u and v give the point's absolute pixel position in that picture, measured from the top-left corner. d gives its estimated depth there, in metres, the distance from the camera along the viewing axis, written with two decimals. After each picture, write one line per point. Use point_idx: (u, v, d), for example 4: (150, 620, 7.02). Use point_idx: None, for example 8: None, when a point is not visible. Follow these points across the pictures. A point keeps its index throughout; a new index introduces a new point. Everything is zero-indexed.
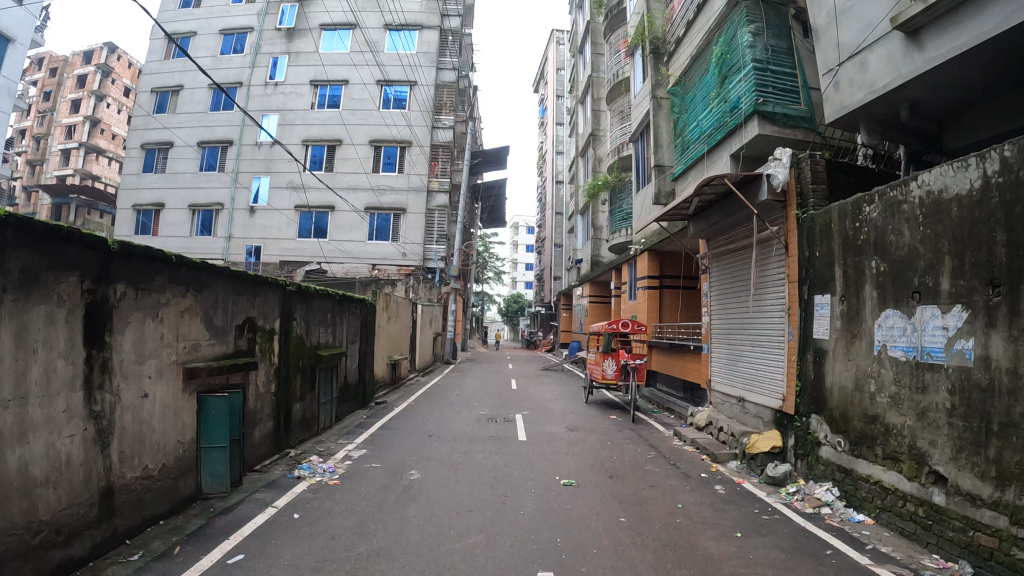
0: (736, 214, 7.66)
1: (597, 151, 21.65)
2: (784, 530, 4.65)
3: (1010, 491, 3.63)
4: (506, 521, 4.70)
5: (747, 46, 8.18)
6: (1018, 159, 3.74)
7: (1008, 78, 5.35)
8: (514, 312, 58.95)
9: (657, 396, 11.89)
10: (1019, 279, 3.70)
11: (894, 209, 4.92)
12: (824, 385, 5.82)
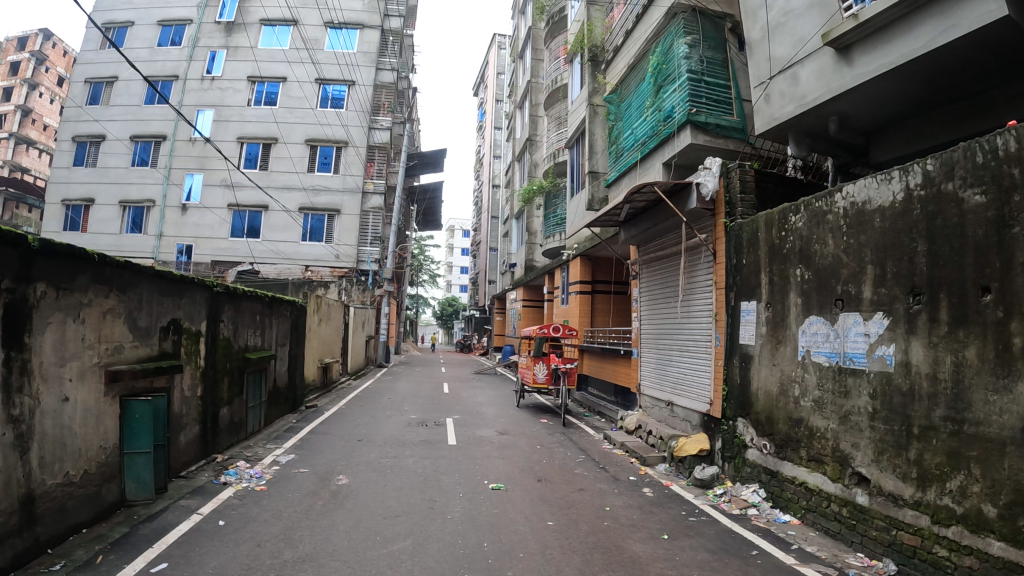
0: (665, 221, 7.82)
1: (533, 155, 21.81)
2: (711, 531, 4.76)
3: (932, 491, 3.80)
4: (435, 526, 4.66)
5: (683, 57, 8.37)
6: (940, 173, 3.92)
7: (931, 96, 5.64)
8: (450, 315, 58.80)
9: (588, 400, 12.01)
10: (939, 287, 3.88)
11: (819, 219, 5.09)
12: (750, 389, 5.97)
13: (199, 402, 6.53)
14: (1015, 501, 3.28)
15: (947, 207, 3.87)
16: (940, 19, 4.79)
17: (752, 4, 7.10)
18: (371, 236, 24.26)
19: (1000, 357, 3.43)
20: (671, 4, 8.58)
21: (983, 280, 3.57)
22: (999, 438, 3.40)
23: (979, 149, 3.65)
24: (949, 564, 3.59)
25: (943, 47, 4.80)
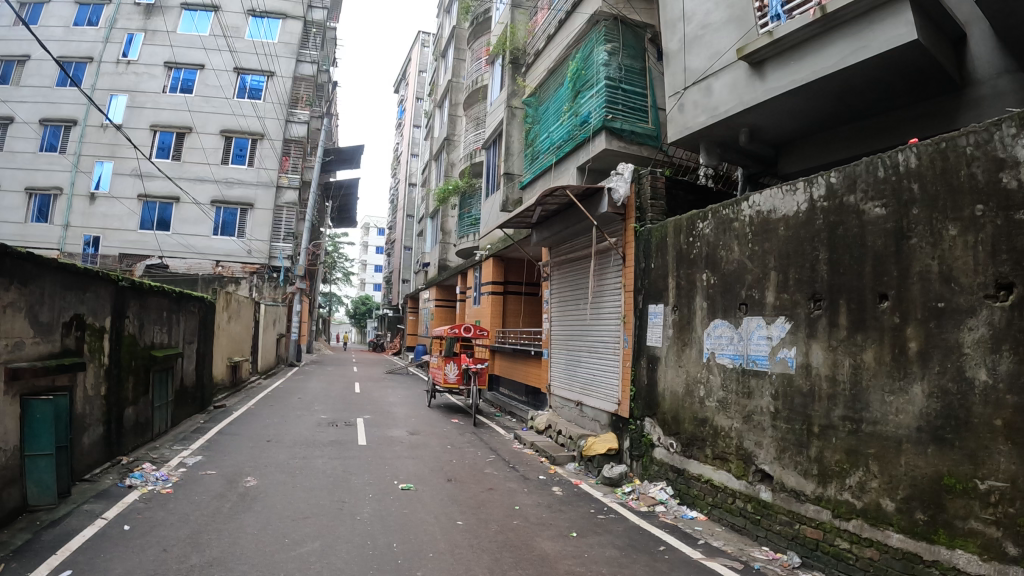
0: (577, 224, 7.94)
1: (450, 155, 21.76)
2: (620, 528, 4.87)
3: (832, 487, 4.00)
4: (344, 527, 4.60)
5: (602, 64, 8.53)
6: (843, 186, 4.14)
7: (836, 113, 5.95)
8: (365, 314, 58.00)
9: (500, 400, 12.07)
10: (838, 294, 4.10)
11: (725, 226, 5.29)
12: (657, 389, 6.15)
13: (103, 401, 6.22)
14: (912, 495, 3.50)
15: (848, 218, 4.09)
16: (850, 41, 5.06)
17: (671, 16, 7.30)
18: (284, 232, 23.68)
19: (896, 360, 3.66)
20: (595, 11, 8.71)
21: (881, 287, 3.80)
22: (895, 436, 3.63)
23: (881, 164, 3.88)
24: (851, 556, 3.79)
25: (853, 68, 5.07)
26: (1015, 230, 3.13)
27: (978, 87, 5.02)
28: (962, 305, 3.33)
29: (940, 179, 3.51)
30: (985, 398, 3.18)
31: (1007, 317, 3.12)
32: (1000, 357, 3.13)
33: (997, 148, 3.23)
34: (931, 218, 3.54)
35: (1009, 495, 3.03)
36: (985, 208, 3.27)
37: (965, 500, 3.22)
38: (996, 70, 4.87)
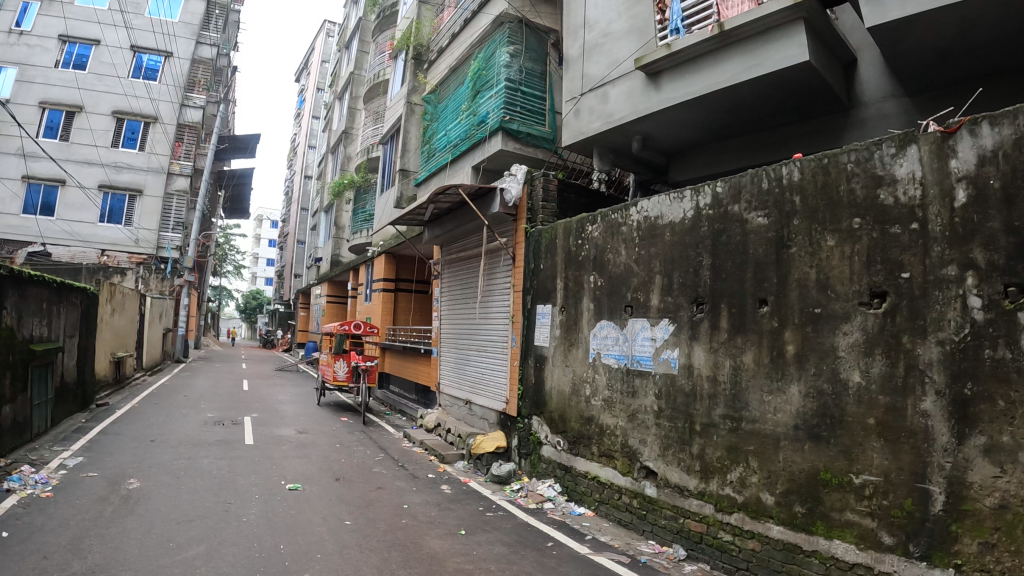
0: (469, 223, 7.94)
1: (347, 148, 21.31)
2: (508, 525, 4.92)
3: (714, 482, 4.19)
4: (230, 530, 4.42)
5: (504, 65, 8.59)
6: (729, 195, 4.34)
7: (726, 125, 6.24)
8: (255, 309, 55.97)
9: (390, 398, 11.93)
10: (720, 298, 4.30)
11: (614, 230, 5.43)
12: (544, 388, 6.26)
13: None
14: (790, 490, 3.70)
15: (732, 226, 4.29)
16: (745, 58, 5.32)
17: (573, 22, 7.43)
18: (174, 222, 22.54)
19: (774, 362, 3.88)
20: (501, 12, 8.75)
21: (761, 293, 4.02)
22: (773, 434, 3.84)
23: (765, 176, 4.09)
24: (734, 547, 3.98)
25: (746, 83, 5.33)
26: (890, 242, 3.38)
27: (864, 108, 5.39)
28: (837, 311, 3.57)
29: (821, 192, 3.74)
30: (858, 399, 3.43)
31: (880, 323, 3.37)
32: (873, 360, 3.38)
33: (877, 166, 3.48)
34: (811, 229, 3.77)
35: (881, 488, 3.28)
36: (862, 221, 3.51)
37: (840, 493, 3.45)
38: (881, 92, 5.25)
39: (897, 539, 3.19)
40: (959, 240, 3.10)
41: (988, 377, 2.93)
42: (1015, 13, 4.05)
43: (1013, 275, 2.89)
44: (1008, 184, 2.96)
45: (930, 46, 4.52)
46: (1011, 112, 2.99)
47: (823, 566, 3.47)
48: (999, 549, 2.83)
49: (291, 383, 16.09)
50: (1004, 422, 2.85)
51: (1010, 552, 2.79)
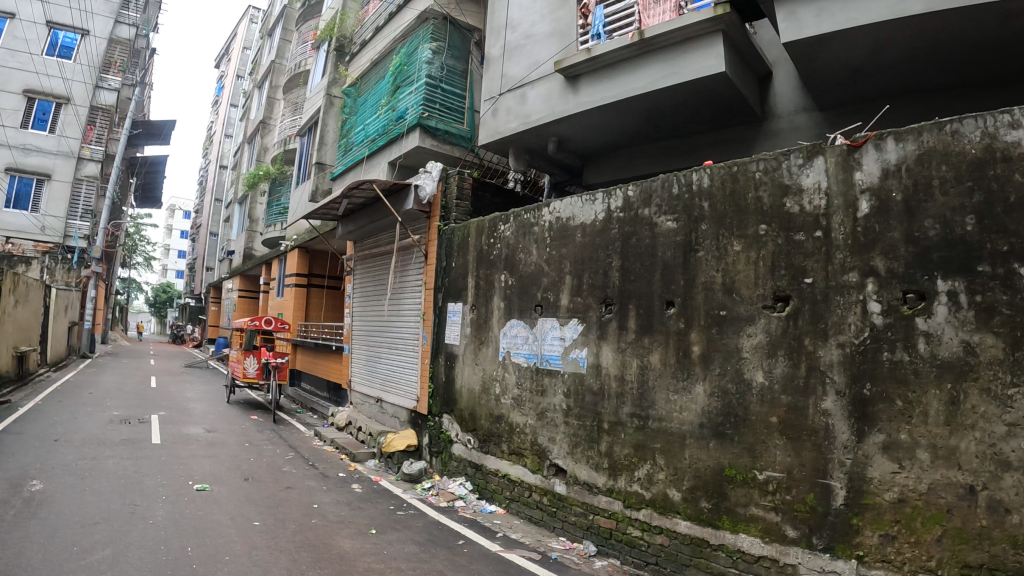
0: (383, 219, 7.82)
1: (264, 139, 20.73)
2: (419, 524, 4.90)
3: (621, 479, 4.28)
4: (136, 532, 4.23)
5: (425, 62, 8.53)
6: (639, 199, 4.44)
7: (642, 131, 6.38)
8: (164, 302, 53.74)
9: (301, 396, 11.67)
10: (628, 299, 4.40)
11: (526, 230, 5.48)
12: (454, 386, 6.26)
13: None
14: (695, 486, 3.83)
15: (641, 230, 4.39)
16: (663, 66, 5.45)
17: (496, 22, 7.46)
18: (82, 210, 21.44)
19: (680, 362, 4.00)
20: (425, 8, 8.68)
21: (668, 294, 4.13)
22: (679, 432, 3.95)
23: (676, 181, 4.20)
24: (643, 542, 4.07)
25: (663, 91, 5.46)
26: (794, 249, 3.54)
27: (777, 120, 5.63)
28: (742, 313, 3.72)
29: (730, 199, 3.87)
30: (761, 398, 3.57)
31: (783, 326, 3.53)
32: (776, 361, 3.54)
33: (784, 176, 3.63)
34: (718, 234, 3.90)
35: (784, 484, 3.42)
36: (768, 228, 3.66)
37: (745, 489, 3.58)
38: (794, 106, 5.50)
39: (801, 532, 3.34)
40: (860, 248, 3.28)
41: (886, 378, 3.13)
42: (922, 37, 4.31)
43: (912, 283, 3.11)
44: (909, 197, 3.17)
45: (843, 64, 4.76)
46: (916, 130, 3.19)
47: (730, 560, 3.60)
48: (899, 540, 3.01)
49: (198, 379, 15.52)
50: (901, 421, 3.06)
51: (909, 543, 2.99)
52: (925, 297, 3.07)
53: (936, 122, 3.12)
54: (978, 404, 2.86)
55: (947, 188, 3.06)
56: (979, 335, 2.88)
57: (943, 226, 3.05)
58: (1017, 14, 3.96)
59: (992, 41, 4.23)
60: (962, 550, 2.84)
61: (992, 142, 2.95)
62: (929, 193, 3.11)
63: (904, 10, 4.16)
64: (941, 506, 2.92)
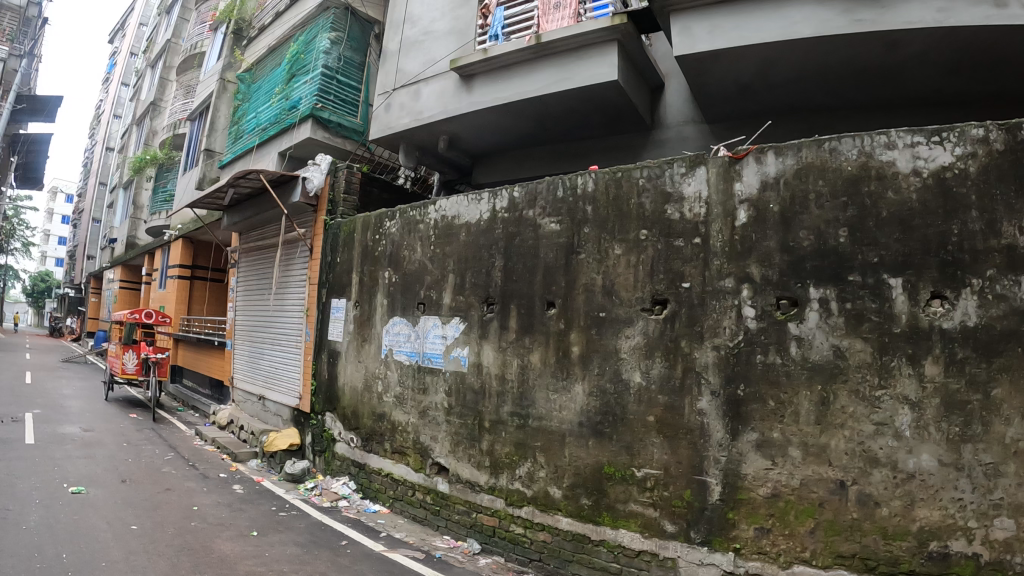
0: (270, 211, 7.55)
1: (153, 123, 19.71)
2: (301, 525, 4.79)
3: (503, 477, 4.32)
4: (5, 539, 3.93)
5: (322, 51, 8.35)
6: (524, 201, 4.47)
7: (533, 134, 6.47)
8: (39, 292, 50.22)
9: (182, 393, 11.17)
10: (510, 299, 4.45)
11: (411, 227, 5.41)
12: (336, 384, 6.14)
13: None
14: (575, 483, 3.91)
15: (525, 231, 4.44)
16: (556, 71, 5.53)
17: (396, 17, 7.39)
18: None
19: (560, 362, 4.08)
20: None
21: (549, 295, 4.20)
22: (558, 430, 4.03)
23: (560, 185, 4.26)
24: (525, 539, 4.12)
25: (556, 95, 5.54)
26: (673, 254, 3.67)
27: (664, 130, 5.83)
28: (621, 315, 3.82)
29: (612, 204, 3.96)
30: (639, 398, 3.69)
31: (660, 327, 3.66)
32: (653, 362, 3.66)
33: (666, 183, 3.74)
34: (600, 238, 3.99)
35: (662, 480, 3.55)
36: (648, 233, 3.78)
37: (624, 486, 3.69)
38: (682, 117, 5.71)
39: (679, 527, 3.46)
40: (737, 256, 3.46)
41: (759, 379, 3.32)
42: (807, 58, 4.60)
43: (785, 290, 3.31)
44: (786, 209, 3.36)
45: (733, 80, 4.99)
46: (795, 145, 3.38)
47: (611, 555, 3.69)
48: (773, 533, 3.20)
49: (71, 375, 14.57)
50: (774, 420, 3.26)
51: (784, 535, 3.18)
52: (798, 303, 3.28)
53: (815, 139, 3.32)
54: (847, 404, 3.11)
55: (823, 202, 3.28)
56: (849, 340, 3.13)
57: (817, 237, 3.27)
58: (900, 44, 4.30)
59: (879, 66, 4.59)
60: (835, 541, 3.07)
61: (867, 161, 3.19)
62: (805, 206, 3.32)
63: (793, 32, 4.42)
64: (813, 500, 3.13)
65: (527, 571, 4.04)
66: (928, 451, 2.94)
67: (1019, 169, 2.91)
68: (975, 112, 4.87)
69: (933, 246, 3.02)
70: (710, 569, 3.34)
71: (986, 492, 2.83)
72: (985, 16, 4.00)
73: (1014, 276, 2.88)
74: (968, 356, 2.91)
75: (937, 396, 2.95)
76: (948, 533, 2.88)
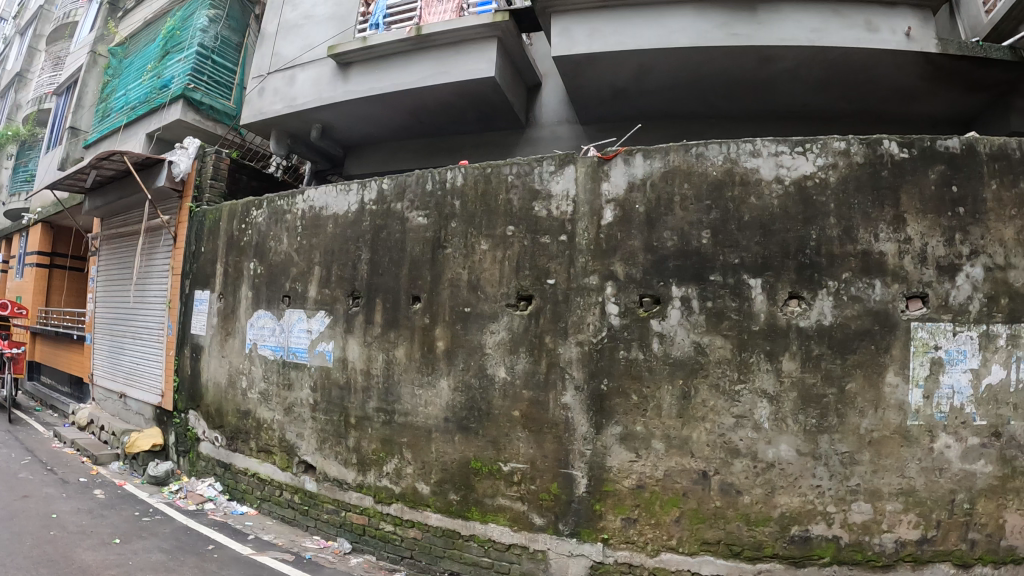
0: (132, 195, 7.08)
1: (17, 96, 18.19)
2: (167, 530, 4.58)
3: (370, 474, 4.19)
4: None
5: (199, 28, 8.04)
6: (393, 193, 4.27)
7: (406, 126, 6.41)
8: None
9: (39, 391, 10.41)
10: (375, 293, 4.27)
11: (278, 217, 5.01)
12: (200, 380, 5.79)
13: None
14: (443, 479, 3.88)
15: (392, 224, 4.25)
16: (433, 64, 5.51)
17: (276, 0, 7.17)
18: None
19: (425, 356, 3.98)
20: None
21: (414, 289, 4.08)
22: (424, 426, 3.96)
23: (429, 178, 4.12)
24: (395, 537, 4.06)
25: (432, 87, 5.51)
26: (539, 250, 3.68)
27: (539, 128, 5.91)
28: (485, 310, 3.80)
29: (480, 199, 3.90)
30: (504, 393, 3.70)
31: (524, 323, 3.67)
32: (517, 358, 3.67)
33: (535, 180, 3.74)
34: (467, 232, 3.92)
35: (528, 474, 3.60)
36: (515, 229, 3.76)
37: (491, 480, 3.71)
38: (557, 117, 5.82)
39: (547, 519, 3.54)
40: (601, 254, 3.52)
41: (622, 374, 3.42)
42: (682, 66, 4.80)
43: (648, 288, 3.42)
44: (650, 209, 3.47)
45: (609, 84, 5.11)
46: (662, 149, 3.48)
47: (481, 549, 3.72)
48: (640, 522, 3.34)
49: None
50: (637, 413, 3.38)
51: (650, 524, 3.33)
52: (660, 301, 3.40)
53: (682, 144, 3.43)
54: (707, 398, 3.28)
55: (687, 205, 3.41)
56: (710, 337, 3.30)
57: (680, 238, 3.40)
58: (774, 59, 4.64)
59: (754, 79, 4.91)
60: (700, 528, 3.26)
61: (731, 167, 3.36)
62: (670, 208, 3.44)
63: (670, 41, 4.59)
64: (677, 490, 3.30)
65: (399, 569, 4.00)
66: (787, 441, 3.18)
67: (877, 181, 3.21)
68: (840, 127, 5.36)
69: (792, 250, 3.25)
70: (579, 560, 3.44)
71: (843, 478, 3.13)
72: (855, 38, 4.44)
73: (867, 279, 3.17)
74: (823, 352, 3.18)
75: (794, 390, 3.19)
76: (808, 517, 3.15)
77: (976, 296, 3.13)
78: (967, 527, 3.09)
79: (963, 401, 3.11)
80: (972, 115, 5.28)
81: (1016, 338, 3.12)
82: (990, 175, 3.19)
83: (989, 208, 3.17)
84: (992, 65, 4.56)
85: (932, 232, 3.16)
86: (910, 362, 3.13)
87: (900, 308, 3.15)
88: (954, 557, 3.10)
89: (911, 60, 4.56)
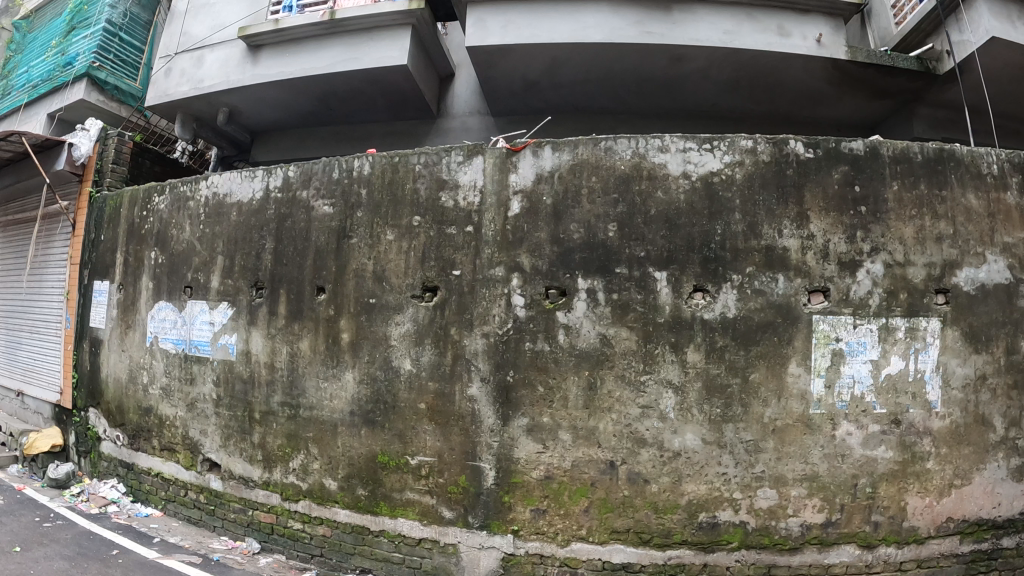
0: (28, 179, 6.70)
1: None
2: (68, 536, 4.35)
3: (277, 471, 4.08)
4: None
5: (107, 4, 7.67)
6: (299, 180, 4.15)
7: (315, 112, 6.27)
8: None
9: None
10: (279, 283, 4.14)
11: (180, 204, 4.81)
12: (99, 376, 5.51)
13: None
14: (350, 474, 3.81)
15: (297, 213, 4.13)
16: (347, 50, 5.39)
17: None
18: None
19: (330, 349, 3.89)
20: None
21: (319, 281, 3.97)
22: (330, 420, 3.87)
23: (336, 166, 4.02)
24: (305, 535, 3.98)
25: (343, 74, 5.40)
26: (445, 241, 3.67)
27: (450, 119, 5.89)
28: (390, 302, 3.75)
29: (387, 189, 3.84)
30: (409, 385, 3.66)
31: (429, 315, 3.65)
32: (423, 350, 3.64)
33: (443, 171, 3.71)
34: (373, 222, 3.85)
35: (436, 467, 3.58)
36: (421, 220, 3.73)
37: (398, 474, 3.67)
38: (469, 108, 5.82)
39: (456, 512, 3.54)
40: (509, 245, 3.53)
41: (528, 365, 3.44)
42: (598, 62, 4.86)
43: (554, 280, 3.44)
44: (559, 202, 3.50)
45: (521, 76, 5.12)
46: (571, 142, 3.52)
47: (391, 544, 3.69)
48: (549, 513, 3.39)
49: None
50: (544, 405, 3.41)
51: (559, 515, 3.38)
52: (566, 293, 3.43)
53: (591, 138, 3.48)
54: (613, 389, 3.34)
55: (595, 198, 3.46)
56: (615, 329, 3.35)
57: (587, 230, 3.44)
58: (686, 58, 4.76)
59: (666, 77, 5.03)
60: (608, 518, 3.33)
61: (639, 161, 3.43)
62: (577, 201, 3.48)
63: (587, 37, 4.63)
64: (585, 480, 3.35)
65: (309, 568, 3.93)
66: (692, 431, 3.28)
67: (780, 179, 3.34)
68: (747, 127, 5.56)
69: (696, 244, 3.34)
70: (490, 552, 3.46)
71: (748, 466, 3.25)
72: (767, 42, 4.62)
73: (770, 274, 3.30)
74: (726, 343, 3.29)
75: (698, 380, 3.29)
76: (715, 504, 3.26)
77: (876, 290, 3.30)
78: (869, 510, 3.27)
79: (863, 390, 3.27)
80: (876, 120, 5.60)
81: (913, 330, 3.31)
82: (892, 176, 3.37)
83: (889, 207, 3.35)
84: (898, 74, 4.82)
85: (834, 229, 3.31)
86: (812, 353, 3.27)
87: (802, 302, 3.28)
88: (858, 539, 3.27)
89: (820, 65, 4.76)
